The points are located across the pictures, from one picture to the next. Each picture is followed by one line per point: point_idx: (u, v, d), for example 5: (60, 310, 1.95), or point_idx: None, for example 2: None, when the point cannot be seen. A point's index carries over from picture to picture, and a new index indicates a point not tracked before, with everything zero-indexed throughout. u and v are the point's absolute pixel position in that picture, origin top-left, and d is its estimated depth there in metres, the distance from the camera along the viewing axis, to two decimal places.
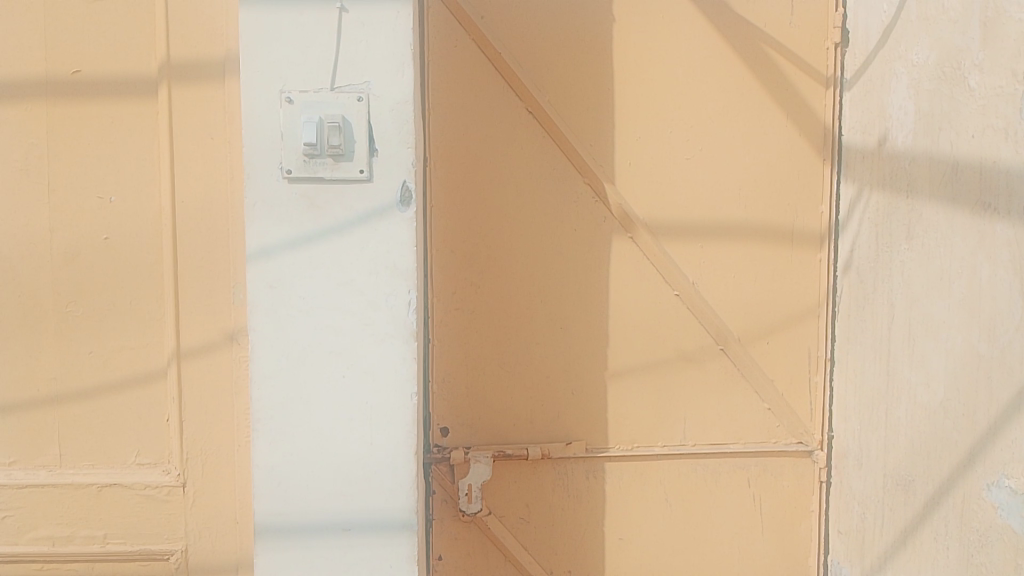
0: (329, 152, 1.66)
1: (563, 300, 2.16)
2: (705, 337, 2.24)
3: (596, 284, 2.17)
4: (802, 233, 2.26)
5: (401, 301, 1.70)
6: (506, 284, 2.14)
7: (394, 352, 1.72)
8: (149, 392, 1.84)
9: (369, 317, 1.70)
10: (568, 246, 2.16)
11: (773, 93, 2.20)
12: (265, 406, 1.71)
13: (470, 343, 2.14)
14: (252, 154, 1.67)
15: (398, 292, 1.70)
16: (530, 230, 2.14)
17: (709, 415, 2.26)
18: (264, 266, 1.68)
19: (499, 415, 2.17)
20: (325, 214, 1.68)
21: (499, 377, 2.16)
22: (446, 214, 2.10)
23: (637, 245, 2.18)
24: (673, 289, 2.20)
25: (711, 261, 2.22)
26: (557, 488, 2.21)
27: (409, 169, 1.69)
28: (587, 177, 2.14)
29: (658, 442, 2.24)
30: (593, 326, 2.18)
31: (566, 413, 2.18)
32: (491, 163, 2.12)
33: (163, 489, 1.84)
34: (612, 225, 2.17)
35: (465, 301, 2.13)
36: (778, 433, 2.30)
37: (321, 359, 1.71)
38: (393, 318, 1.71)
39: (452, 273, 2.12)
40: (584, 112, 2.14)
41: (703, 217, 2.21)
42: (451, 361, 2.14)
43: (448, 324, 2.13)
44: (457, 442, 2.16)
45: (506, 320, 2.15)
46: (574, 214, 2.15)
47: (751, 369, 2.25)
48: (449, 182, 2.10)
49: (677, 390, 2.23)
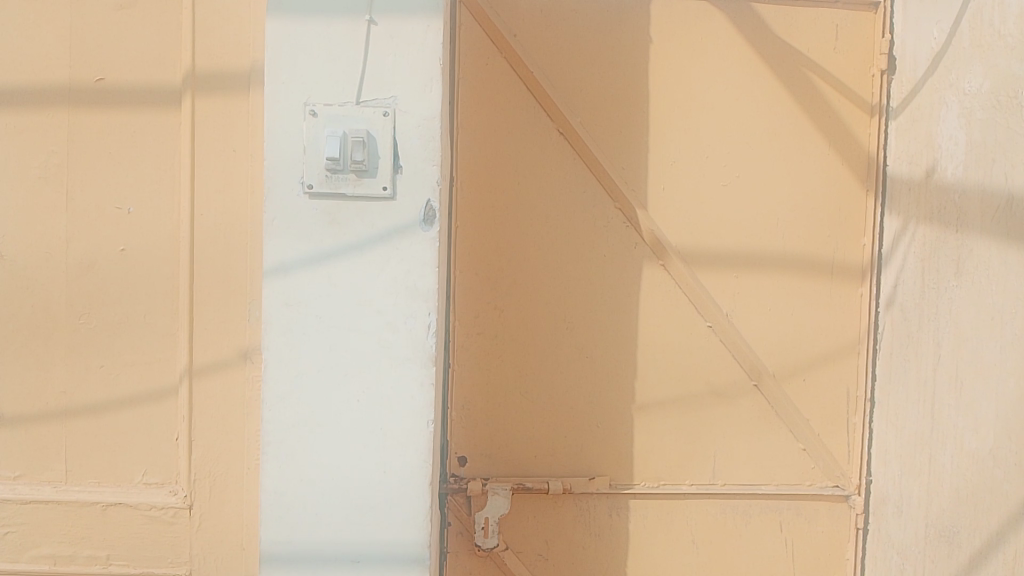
0: (352, 167, 1.60)
1: (590, 329, 2.08)
2: (738, 372, 2.14)
3: (625, 312, 2.09)
4: (843, 266, 2.16)
5: (421, 323, 1.64)
6: (531, 309, 2.07)
7: (413, 377, 1.65)
8: (159, 410, 1.79)
9: (387, 340, 1.64)
10: (597, 272, 2.08)
11: (815, 120, 2.13)
12: (277, 428, 1.65)
13: (493, 369, 2.06)
14: (273, 167, 1.62)
15: (417, 314, 1.64)
16: (558, 255, 2.07)
17: (740, 453, 2.16)
18: (280, 284, 1.62)
19: (521, 445, 2.08)
20: (346, 231, 1.62)
21: (521, 406, 2.07)
22: (471, 235, 2.04)
23: (669, 273, 2.10)
24: (705, 320, 2.11)
25: (747, 292, 2.13)
26: (578, 524, 2.11)
27: (434, 187, 1.63)
28: (619, 201, 2.07)
29: (686, 480, 2.13)
30: (622, 357, 2.09)
31: (590, 447, 2.09)
32: (519, 185, 2.05)
33: (170, 510, 1.78)
34: (644, 251, 2.09)
35: (488, 326, 2.06)
36: (812, 476, 2.19)
37: (336, 382, 1.64)
38: (412, 341, 1.64)
39: (475, 297, 2.05)
40: (618, 135, 2.07)
41: (739, 246, 2.12)
42: (472, 388, 2.06)
43: (469, 349, 2.06)
44: (475, 473, 2.07)
45: (531, 346, 2.07)
46: (603, 239, 2.08)
47: (785, 407, 2.15)
48: (476, 203, 2.04)
49: (707, 426, 2.13)
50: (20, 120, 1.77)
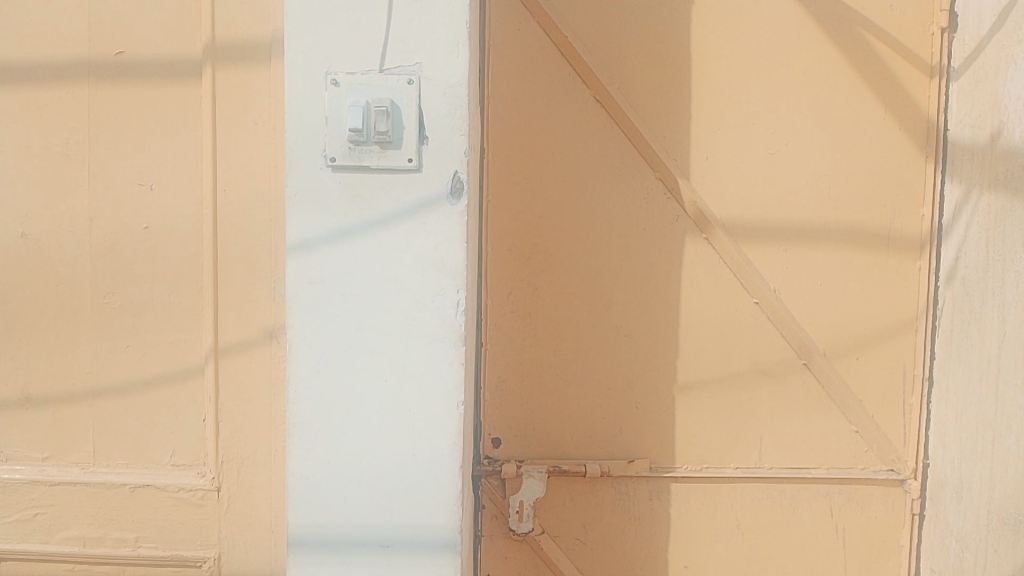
0: (375, 138, 1.53)
1: (629, 306, 1.99)
2: (786, 350, 2.04)
3: (666, 288, 1.99)
4: (899, 238, 2.04)
5: (449, 301, 1.57)
6: (566, 286, 1.98)
7: (441, 358, 1.58)
8: (186, 391, 1.75)
9: (414, 319, 1.57)
10: (636, 246, 1.98)
11: (870, 83, 1.99)
12: (303, 410, 1.60)
13: (527, 348, 1.99)
14: (294, 140, 1.55)
15: (445, 292, 1.57)
16: (594, 229, 1.98)
17: (788, 435, 2.06)
18: (303, 262, 1.57)
19: (557, 427, 2.00)
20: (370, 205, 1.55)
21: (556, 386, 2.00)
22: (504, 208, 1.96)
23: (713, 247, 1.99)
24: (752, 296, 2.01)
25: (795, 267, 2.02)
26: (617, 508, 2.03)
27: (462, 158, 1.55)
28: (659, 171, 1.96)
29: (730, 464, 2.04)
30: (663, 335, 2.00)
31: (629, 429, 2.01)
32: (553, 155, 1.96)
33: (198, 492, 1.75)
34: (686, 224, 1.99)
35: (522, 304, 1.98)
36: (865, 459, 2.08)
37: (362, 363, 1.58)
38: (440, 320, 1.57)
39: (508, 273, 1.97)
40: (658, 101, 1.96)
41: (787, 218, 2.01)
42: (505, 368, 1.99)
43: (503, 327, 1.98)
44: (509, 455, 2.00)
45: (567, 324, 1.99)
46: (642, 212, 1.98)
47: (836, 387, 2.04)
48: (507, 176, 1.95)
49: (753, 407, 2.04)
50: (41, 95, 1.73)
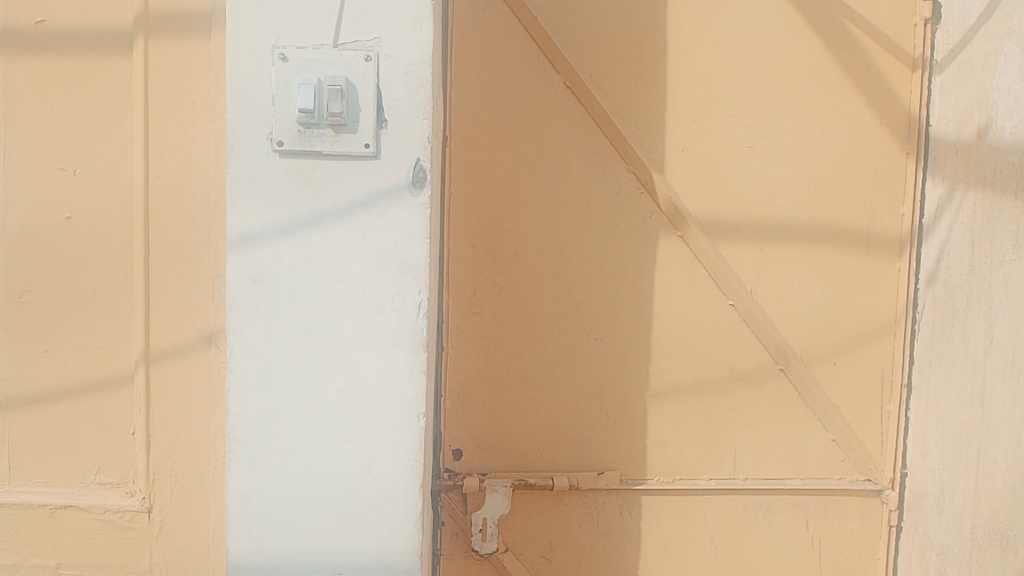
0: (328, 120, 1.38)
1: (599, 308, 1.87)
2: (763, 355, 1.93)
3: (639, 288, 1.88)
4: (880, 238, 1.95)
5: (409, 302, 1.42)
6: (532, 286, 1.85)
7: (401, 366, 1.43)
8: (113, 401, 1.57)
9: (370, 322, 1.42)
10: (608, 244, 1.86)
11: (851, 76, 1.91)
12: (245, 423, 1.44)
13: (490, 353, 1.85)
14: (237, 122, 1.39)
15: (405, 292, 1.42)
16: (562, 226, 1.85)
17: (764, 445, 1.95)
18: (246, 258, 1.41)
19: (522, 438, 1.87)
20: (322, 195, 1.40)
21: (522, 394, 1.86)
22: (467, 202, 1.81)
23: (688, 245, 1.88)
24: (728, 298, 1.90)
25: (774, 267, 1.92)
26: (584, 524, 1.90)
27: (425, 144, 1.40)
28: (632, 164, 1.84)
29: (704, 475, 1.93)
30: (634, 339, 1.88)
31: (599, 439, 1.88)
32: (520, 146, 1.82)
33: (126, 514, 1.58)
34: (660, 221, 1.87)
35: (486, 306, 1.84)
36: (842, 469, 1.99)
37: (312, 371, 1.43)
38: (399, 323, 1.42)
39: (471, 273, 1.83)
40: (632, 90, 1.84)
41: (766, 216, 1.90)
42: (467, 374, 1.85)
43: (465, 330, 1.84)
44: (471, 468, 1.86)
45: (533, 327, 1.86)
46: (613, 208, 1.85)
47: (814, 394, 1.95)
48: (471, 167, 1.81)
49: (728, 414, 1.93)
50: None
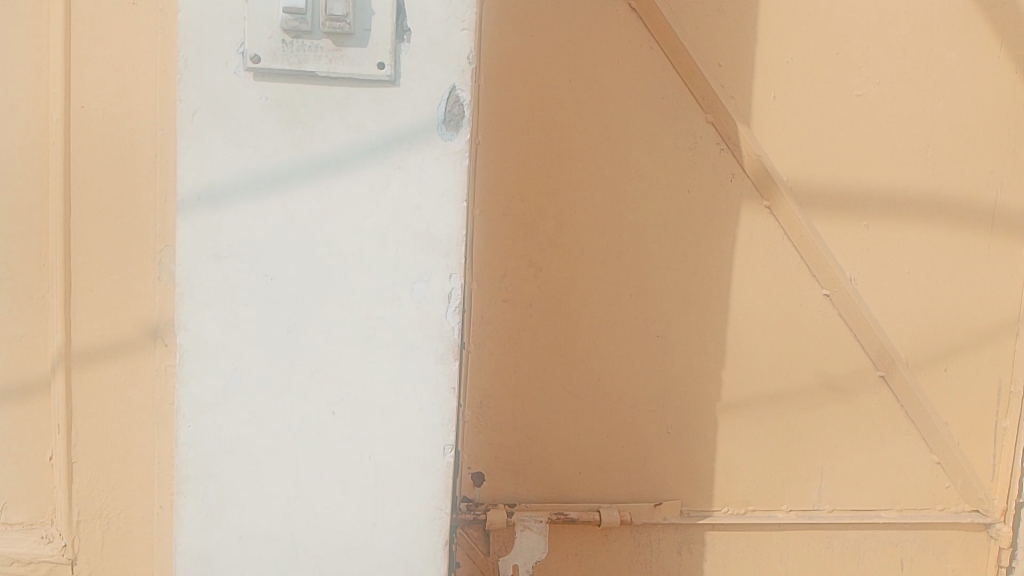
0: (326, 27, 0.96)
1: (663, 297, 1.47)
2: (860, 360, 1.55)
3: (713, 273, 1.48)
4: (1007, 217, 1.57)
5: (436, 291, 1.01)
6: (578, 268, 1.44)
7: (421, 379, 1.02)
8: (23, 414, 1.15)
9: (381, 319, 1.01)
10: (676, 216, 1.46)
11: (985, 9, 1.50)
12: (202, 455, 1.03)
13: (524, 350, 1.45)
14: (194, 25, 0.96)
15: (431, 276, 1.01)
16: (620, 191, 1.44)
17: (856, 468, 1.58)
18: (208, 223, 0.99)
19: (562, 459, 1.48)
20: (316, 136, 0.98)
21: (562, 403, 1.47)
22: (500, 156, 1.40)
23: (776, 218, 1.48)
24: (821, 287, 1.52)
25: (879, 250, 1.53)
26: (634, 566, 1.52)
27: (464, 66, 0.99)
28: (711, 112, 1.44)
29: (782, 505, 1.56)
30: (706, 338, 1.49)
31: (657, 461, 1.50)
32: (570, 85, 1.40)
33: (42, 567, 1.17)
34: (742, 187, 1.47)
35: (519, 292, 1.43)
36: (945, 498, 1.62)
37: (298, 384, 1.02)
38: (421, 319, 1.01)
39: (502, 248, 1.42)
40: (716, 15, 1.41)
41: (872, 185, 1.51)
42: (494, 377, 1.45)
43: (493, 321, 1.43)
44: (495, 497, 1.46)
45: (579, 318, 1.46)
46: (684, 169, 1.45)
47: (919, 407, 1.57)
48: (507, 110, 1.39)
49: (814, 431, 1.55)
50: None
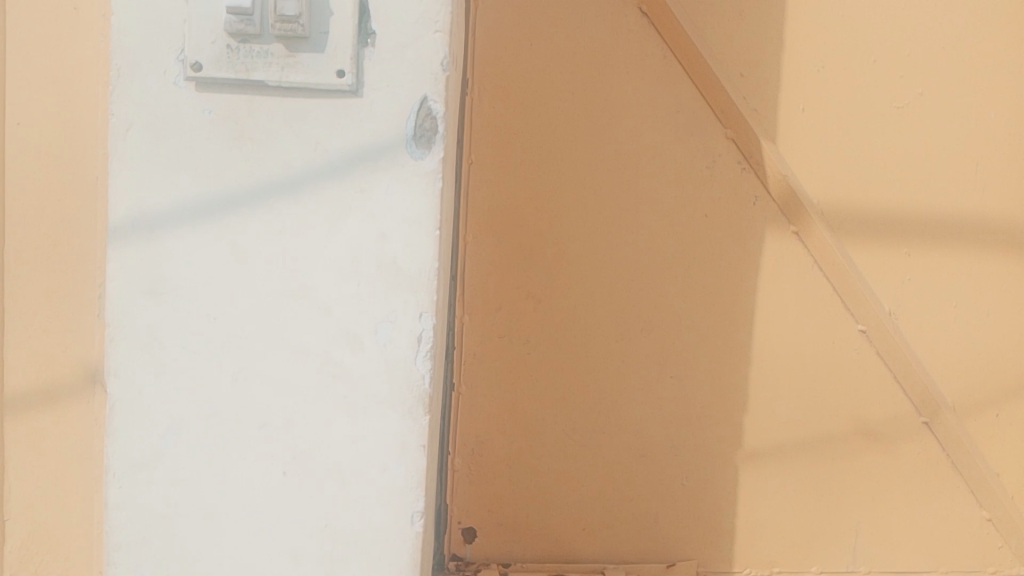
0: (277, 30, 0.82)
1: (676, 334, 1.32)
2: (902, 404, 1.38)
3: (734, 307, 1.32)
4: None
5: (404, 334, 0.87)
6: (582, 301, 1.30)
7: (386, 435, 0.89)
8: None
9: (340, 366, 0.87)
10: (691, 243, 1.31)
11: None
12: (138, 519, 0.90)
13: (520, 392, 1.31)
14: (129, 29, 0.84)
15: (398, 316, 0.87)
16: (628, 216, 1.29)
17: (897, 526, 1.41)
18: (142, 255, 0.86)
19: (563, 513, 1.33)
20: (265, 156, 0.85)
21: (564, 451, 1.32)
22: (495, 177, 1.26)
23: (806, 245, 1.32)
24: (858, 323, 1.35)
25: (922, 282, 1.37)
26: None
27: (437, 74, 0.85)
28: (732, 127, 1.28)
29: (813, 566, 1.40)
30: (725, 380, 1.33)
31: (670, 515, 1.35)
32: (572, 98, 1.26)
33: None
34: (767, 211, 1.31)
35: (516, 328, 1.29)
36: (997, 559, 1.46)
37: (246, 439, 0.89)
38: (387, 365, 0.88)
39: (497, 278, 1.28)
40: (737, 20, 1.26)
41: (915, 210, 1.35)
42: (488, 423, 1.31)
43: (487, 359, 1.29)
44: (487, 555, 1.33)
45: (583, 357, 1.31)
46: (702, 191, 1.30)
47: (969, 458, 1.40)
48: (503, 126, 1.25)
49: (848, 484, 1.38)
50: None
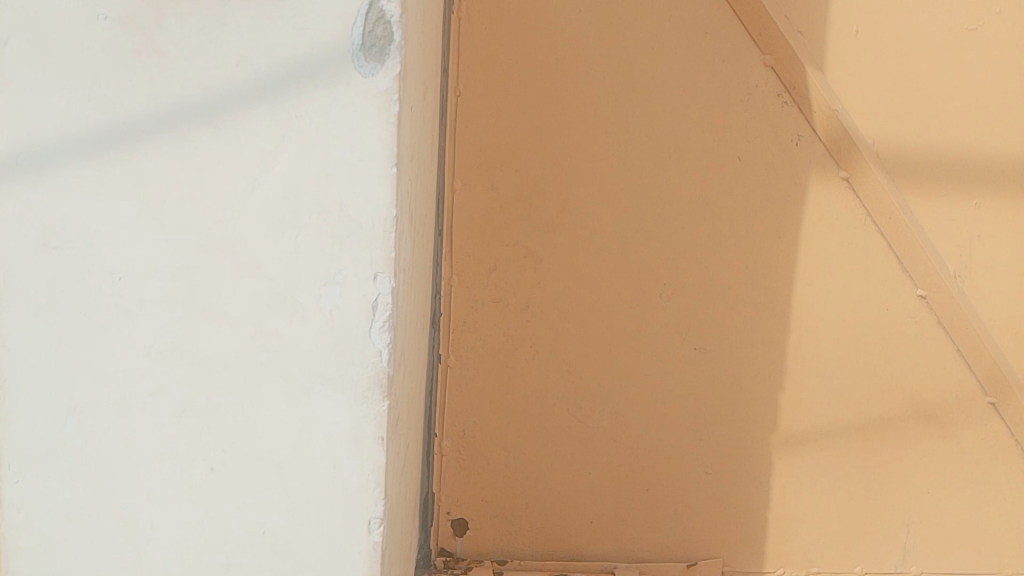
0: None
1: (702, 297, 1.13)
2: (965, 383, 1.18)
3: (769, 267, 1.12)
4: None
5: (358, 307, 0.61)
6: (590, 260, 1.11)
7: (339, 441, 0.63)
8: None
9: (275, 342, 0.61)
10: (719, 193, 1.11)
11: None
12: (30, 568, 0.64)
13: (517, 368, 1.13)
14: None
15: (348, 283, 0.60)
16: (646, 162, 1.10)
17: (956, 522, 1.21)
18: (13, 207, 0.59)
19: (567, 507, 1.16)
20: (173, 71, 0.57)
21: (569, 435, 1.15)
22: (488, 116, 1.07)
23: (857, 195, 1.11)
24: (917, 288, 1.14)
25: (996, 239, 1.14)
26: None
27: None
28: (771, 53, 1.07)
29: (856, 566, 1.21)
30: (757, 352, 1.14)
31: (691, 509, 1.18)
32: (581, 16, 1.06)
33: None
34: (811, 154, 1.11)
35: (512, 292, 1.11)
36: None
37: (146, 445, 0.62)
38: (338, 350, 0.61)
39: (491, 235, 1.10)
40: None
41: (991, 153, 1.12)
42: (480, 402, 1.13)
43: (480, 329, 1.12)
44: (480, 551, 1.17)
45: (593, 328, 1.13)
46: (735, 131, 1.10)
47: None
48: (497, 54, 1.06)
49: (899, 474, 1.19)
50: None
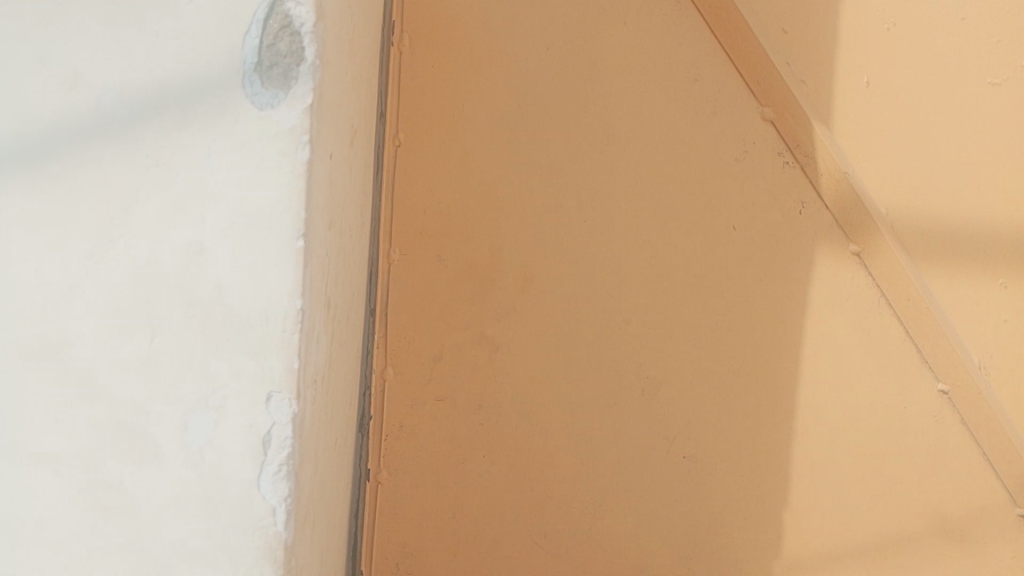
0: None
1: (689, 392, 0.93)
2: (995, 496, 0.98)
3: (770, 358, 0.94)
4: None
5: (237, 443, 0.40)
6: (556, 349, 0.91)
7: None
8: None
9: (118, 497, 0.40)
10: (712, 268, 0.93)
11: None
12: None
13: (468, 481, 0.92)
14: None
15: (222, 408, 0.40)
16: (625, 230, 0.91)
17: None
18: None
19: None
20: None
21: (532, 564, 0.93)
22: (436, 174, 0.89)
23: (870, 272, 0.94)
24: (939, 383, 0.96)
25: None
26: None
27: None
28: (771, 105, 0.90)
29: None
30: (755, 459, 0.95)
31: None
32: (547, 55, 0.88)
33: None
34: (817, 223, 0.93)
35: (462, 387, 0.91)
36: None
37: None
38: (206, 508, 0.40)
39: (437, 317, 0.90)
40: None
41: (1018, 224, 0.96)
42: (422, 524, 0.92)
43: (422, 433, 0.91)
44: None
45: (562, 433, 0.92)
46: (729, 195, 0.92)
47: None
48: (447, 102, 0.88)
49: None
50: None
